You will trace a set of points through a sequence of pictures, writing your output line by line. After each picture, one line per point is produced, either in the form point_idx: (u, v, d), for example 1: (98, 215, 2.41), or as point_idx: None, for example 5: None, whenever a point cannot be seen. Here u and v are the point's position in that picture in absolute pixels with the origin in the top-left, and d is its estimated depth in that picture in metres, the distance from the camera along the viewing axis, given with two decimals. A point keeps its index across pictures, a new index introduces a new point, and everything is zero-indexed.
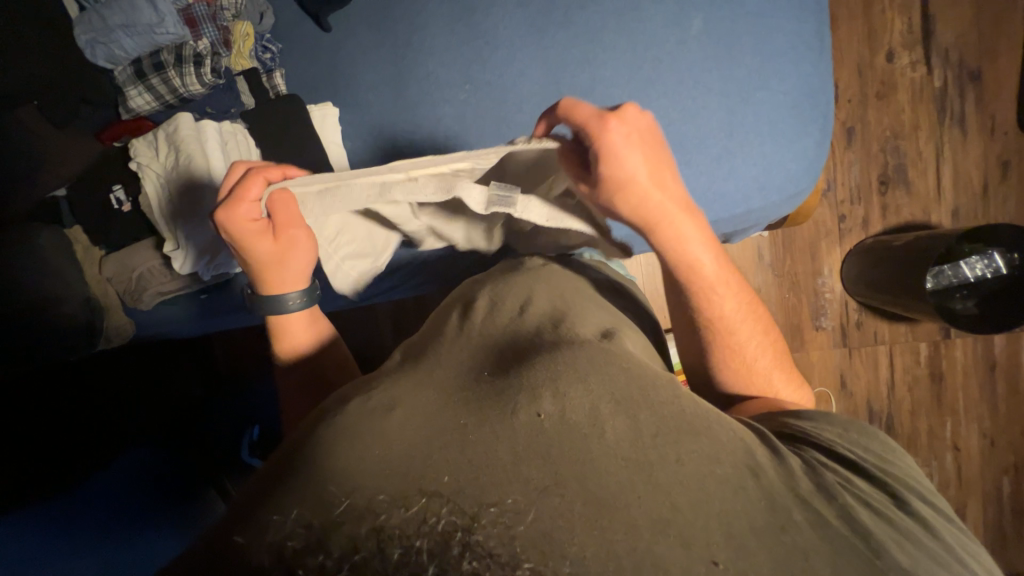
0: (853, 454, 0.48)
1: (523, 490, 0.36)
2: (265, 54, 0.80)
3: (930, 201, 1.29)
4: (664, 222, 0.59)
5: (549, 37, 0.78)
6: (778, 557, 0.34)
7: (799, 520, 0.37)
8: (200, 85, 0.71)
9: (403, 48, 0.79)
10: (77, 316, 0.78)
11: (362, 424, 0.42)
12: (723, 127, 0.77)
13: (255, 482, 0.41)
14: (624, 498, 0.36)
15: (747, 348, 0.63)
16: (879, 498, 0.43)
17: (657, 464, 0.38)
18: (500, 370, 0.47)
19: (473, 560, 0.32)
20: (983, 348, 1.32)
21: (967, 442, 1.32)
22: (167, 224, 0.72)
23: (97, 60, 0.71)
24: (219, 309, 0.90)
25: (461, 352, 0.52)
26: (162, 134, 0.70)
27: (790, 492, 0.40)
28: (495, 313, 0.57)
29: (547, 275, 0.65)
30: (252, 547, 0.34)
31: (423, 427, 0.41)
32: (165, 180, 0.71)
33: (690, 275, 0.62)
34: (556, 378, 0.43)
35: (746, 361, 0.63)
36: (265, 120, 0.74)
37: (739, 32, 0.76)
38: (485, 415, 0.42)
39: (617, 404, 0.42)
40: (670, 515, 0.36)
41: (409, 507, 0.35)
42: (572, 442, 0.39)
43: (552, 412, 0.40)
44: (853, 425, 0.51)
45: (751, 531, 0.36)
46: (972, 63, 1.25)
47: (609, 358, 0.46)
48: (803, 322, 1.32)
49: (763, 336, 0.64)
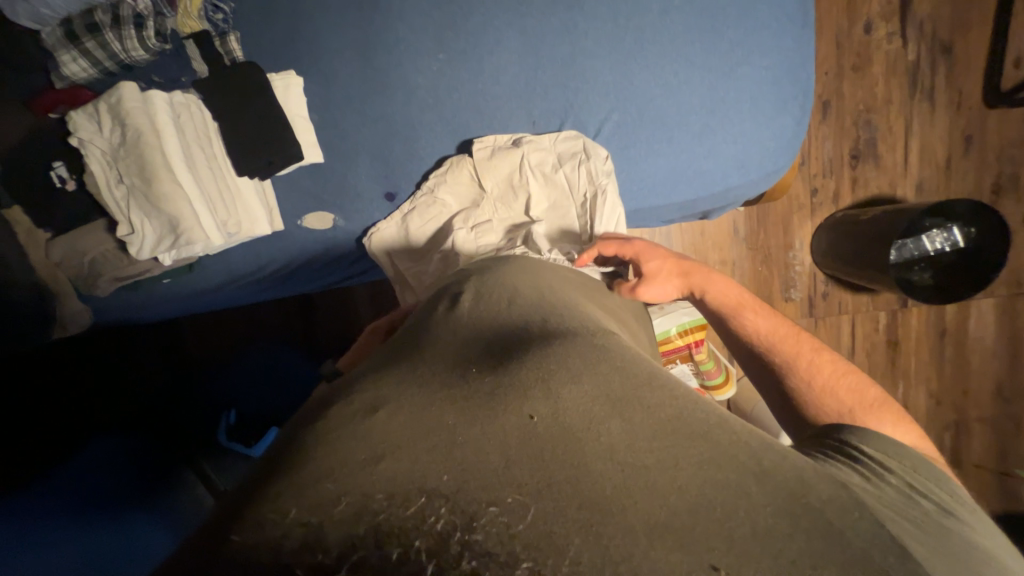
0: (899, 479, 0.49)
1: (519, 490, 0.38)
2: (216, 14, 0.70)
3: (897, 176, 1.33)
4: (693, 271, 0.72)
5: (527, 2, 0.73)
6: (777, 562, 0.36)
7: (807, 527, 0.39)
8: (143, 50, 0.66)
9: (369, 11, 0.72)
10: (28, 303, 0.75)
11: (351, 428, 0.42)
12: (705, 102, 0.76)
13: (244, 480, 0.41)
14: (619, 497, 0.38)
15: (809, 370, 0.65)
16: (904, 506, 0.46)
17: (652, 468, 0.40)
18: (493, 365, 0.48)
19: (473, 559, 0.34)
20: (936, 316, 1.40)
21: (916, 402, 1.43)
22: (119, 207, 0.66)
23: (20, 20, 0.63)
24: (185, 295, 0.86)
25: (452, 345, 0.52)
26: (103, 105, 0.64)
27: (796, 499, 0.40)
28: (483, 304, 0.57)
29: (539, 272, 0.66)
30: (247, 549, 0.34)
31: (412, 425, 0.42)
32: (113, 159, 0.65)
33: (730, 315, 0.71)
34: (547, 380, 0.45)
35: (810, 384, 0.64)
36: (224, 92, 0.69)
37: (724, 1, 0.74)
38: (478, 411, 0.43)
39: (610, 406, 0.44)
40: (667, 521, 0.37)
41: (409, 506, 0.36)
42: (564, 444, 0.40)
43: (546, 415, 0.42)
44: (913, 460, 0.52)
45: (753, 537, 0.37)
46: (945, 36, 1.26)
47: (598, 360, 0.49)
48: (774, 293, 1.37)
49: (819, 357, 0.66)
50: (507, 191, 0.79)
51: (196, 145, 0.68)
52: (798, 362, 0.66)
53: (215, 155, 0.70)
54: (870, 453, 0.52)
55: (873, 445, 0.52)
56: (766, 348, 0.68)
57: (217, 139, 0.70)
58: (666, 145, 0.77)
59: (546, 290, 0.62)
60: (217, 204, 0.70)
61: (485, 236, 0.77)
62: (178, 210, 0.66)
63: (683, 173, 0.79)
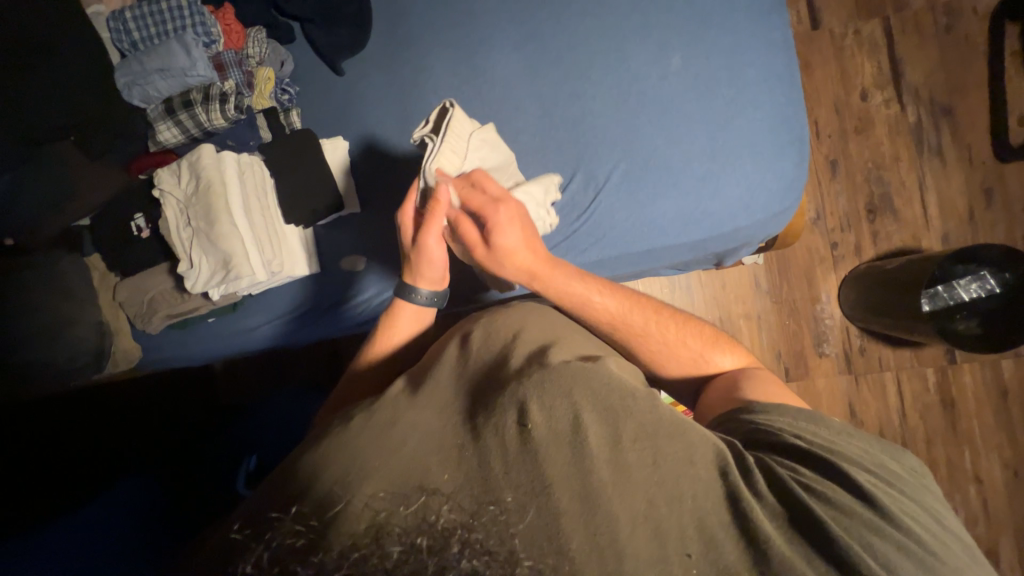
0: (808, 445, 0.50)
1: (518, 492, 0.41)
2: (284, 96, 0.86)
3: (919, 228, 1.32)
4: (543, 271, 0.69)
5: (541, 76, 0.85)
6: (745, 549, 0.41)
7: (764, 518, 0.43)
8: (223, 119, 0.79)
9: (408, 88, 0.87)
10: (90, 339, 0.82)
11: (367, 436, 0.46)
12: (706, 151, 0.82)
13: (261, 497, 0.43)
14: (607, 493, 0.42)
15: (658, 331, 0.68)
16: (860, 509, 0.45)
17: (634, 465, 0.44)
18: (494, 389, 0.50)
19: (473, 558, 0.33)
20: (993, 373, 1.30)
21: (990, 473, 1.27)
22: (183, 246, 0.77)
23: (132, 99, 0.79)
24: (219, 341, 0.90)
25: (464, 374, 0.54)
26: (184, 162, 0.76)
27: (754, 490, 0.45)
28: (492, 337, 0.59)
29: (544, 309, 0.67)
30: (252, 544, 0.36)
31: (420, 438, 0.46)
32: (184, 205, 0.76)
33: (582, 305, 0.69)
34: (542, 396, 0.46)
35: (666, 342, 0.68)
36: (282, 151, 0.81)
37: (715, 67, 0.83)
38: (477, 427, 0.46)
39: (599, 412, 0.46)
40: (647, 512, 0.42)
41: (409, 505, 0.38)
42: (559, 449, 0.43)
43: (540, 424, 0.44)
44: (807, 413, 0.55)
45: (722, 525, 0.42)
46: (943, 99, 1.33)
47: (589, 376, 0.48)
48: (805, 348, 1.32)
49: (659, 317, 0.69)
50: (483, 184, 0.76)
51: (254, 195, 0.79)
52: (650, 330, 0.68)
53: (268, 205, 0.80)
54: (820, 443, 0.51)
55: (815, 431, 0.52)
56: (612, 332, 0.68)
57: (272, 192, 0.81)
58: (672, 189, 0.83)
59: (549, 326, 0.62)
60: (265, 245, 0.78)
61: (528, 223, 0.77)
62: (231, 247, 0.74)
63: (691, 214, 0.83)
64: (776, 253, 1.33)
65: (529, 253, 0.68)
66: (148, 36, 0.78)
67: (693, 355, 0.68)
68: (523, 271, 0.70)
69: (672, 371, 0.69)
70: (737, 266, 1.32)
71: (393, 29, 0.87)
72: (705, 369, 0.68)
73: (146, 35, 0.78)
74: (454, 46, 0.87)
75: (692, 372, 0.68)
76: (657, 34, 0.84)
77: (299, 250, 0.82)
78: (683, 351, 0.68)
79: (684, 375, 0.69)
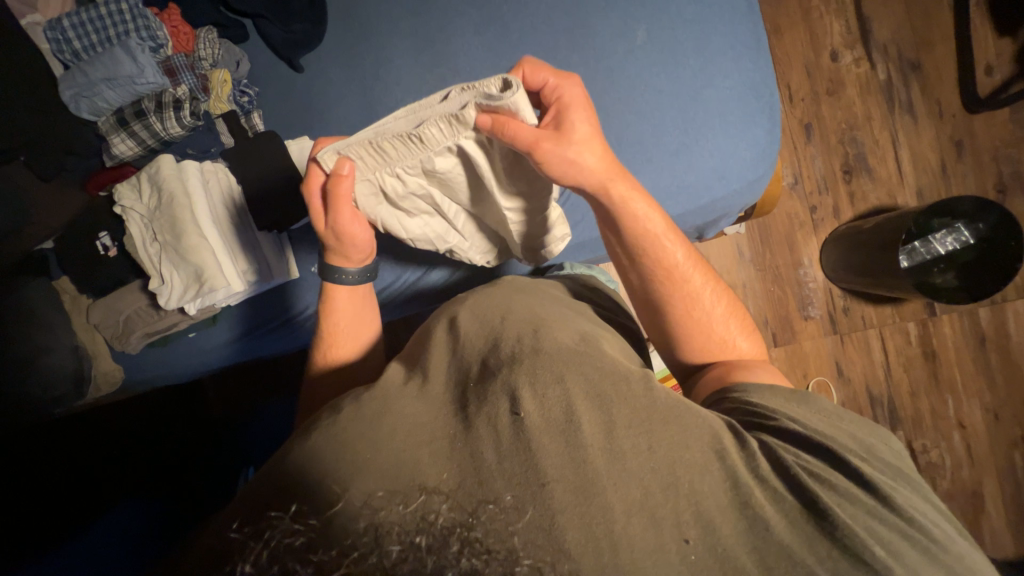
0: (802, 429, 0.51)
1: (517, 489, 0.41)
2: (242, 98, 0.83)
3: (894, 185, 1.34)
4: (616, 184, 0.64)
5: (507, 59, 0.83)
6: (740, 530, 0.42)
7: (760, 495, 0.44)
8: (179, 127, 0.75)
9: (371, 81, 0.84)
10: (64, 365, 0.81)
11: (361, 428, 0.45)
12: (677, 124, 0.82)
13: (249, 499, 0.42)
14: (602, 481, 0.42)
15: (708, 296, 0.68)
16: (847, 485, 0.46)
17: (629, 451, 0.44)
18: (483, 376, 0.50)
19: (473, 556, 0.34)
20: (971, 322, 1.33)
21: (972, 418, 1.32)
22: (152, 263, 0.75)
23: (81, 112, 0.76)
24: (201, 359, 0.87)
25: (450, 366, 0.54)
26: (146, 176, 0.74)
27: (751, 472, 0.46)
28: (476, 325, 0.58)
29: (533, 291, 0.67)
30: (251, 545, 0.35)
31: (411, 433, 0.45)
32: (148, 219, 0.74)
33: (639, 231, 0.66)
34: (534, 383, 0.47)
35: (713, 306, 0.68)
36: (242, 155, 0.77)
37: (681, 37, 0.82)
38: (469, 416, 0.46)
39: (591, 399, 0.47)
40: (643, 499, 0.42)
41: (409, 503, 0.38)
42: (553, 438, 0.43)
43: (533, 411, 0.45)
44: (798, 395, 0.56)
45: (718, 509, 0.43)
46: (911, 54, 1.34)
47: (577, 362, 0.49)
48: (790, 313, 1.34)
49: (713, 284, 0.70)
50: (453, 164, 0.64)
51: (221, 205, 0.76)
52: (702, 290, 0.68)
53: (237, 215, 0.78)
54: (805, 422, 0.52)
55: (806, 418, 0.53)
56: (665, 280, 0.67)
57: (240, 199, 0.78)
58: (647, 165, 0.82)
59: (537, 306, 0.62)
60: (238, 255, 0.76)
61: (434, 226, 0.76)
62: (202, 260, 0.72)
63: (667, 189, 0.83)
64: (756, 221, 1.35)
65: (607, 167, 0.63)
66: (90, 44, 0.75)
67: (726, 332, 0.68)
68: (594, 179, 0.63)
69: (697, 347, 0.68)
70: (719, 237, 1.33)
71: (349, 21, 0.84)
72: (729, 352, 0.67)
73: (88, 43, 0.75)
74: (415, 34, 0.84)
75: (719, 353, 0.67)
76: (621, 7, 0.83)
77: (268, 271, 0.80)
78: (725, 326, 0.68)
79: (704, 353, 0.68)
